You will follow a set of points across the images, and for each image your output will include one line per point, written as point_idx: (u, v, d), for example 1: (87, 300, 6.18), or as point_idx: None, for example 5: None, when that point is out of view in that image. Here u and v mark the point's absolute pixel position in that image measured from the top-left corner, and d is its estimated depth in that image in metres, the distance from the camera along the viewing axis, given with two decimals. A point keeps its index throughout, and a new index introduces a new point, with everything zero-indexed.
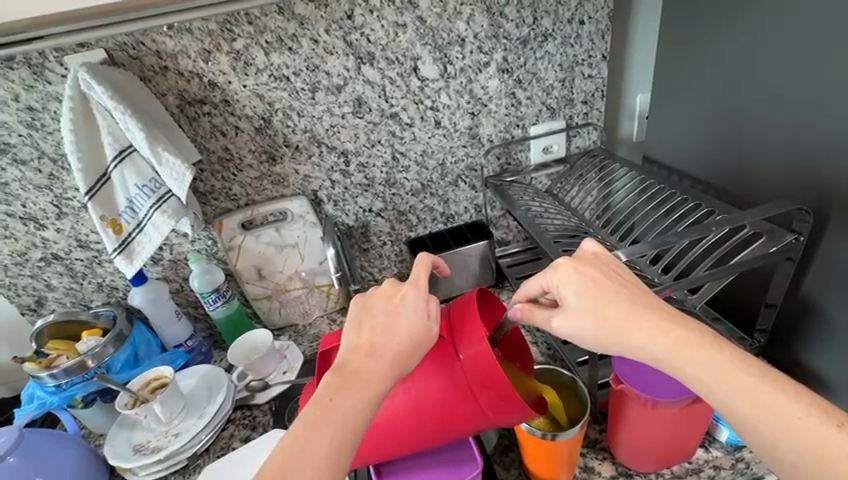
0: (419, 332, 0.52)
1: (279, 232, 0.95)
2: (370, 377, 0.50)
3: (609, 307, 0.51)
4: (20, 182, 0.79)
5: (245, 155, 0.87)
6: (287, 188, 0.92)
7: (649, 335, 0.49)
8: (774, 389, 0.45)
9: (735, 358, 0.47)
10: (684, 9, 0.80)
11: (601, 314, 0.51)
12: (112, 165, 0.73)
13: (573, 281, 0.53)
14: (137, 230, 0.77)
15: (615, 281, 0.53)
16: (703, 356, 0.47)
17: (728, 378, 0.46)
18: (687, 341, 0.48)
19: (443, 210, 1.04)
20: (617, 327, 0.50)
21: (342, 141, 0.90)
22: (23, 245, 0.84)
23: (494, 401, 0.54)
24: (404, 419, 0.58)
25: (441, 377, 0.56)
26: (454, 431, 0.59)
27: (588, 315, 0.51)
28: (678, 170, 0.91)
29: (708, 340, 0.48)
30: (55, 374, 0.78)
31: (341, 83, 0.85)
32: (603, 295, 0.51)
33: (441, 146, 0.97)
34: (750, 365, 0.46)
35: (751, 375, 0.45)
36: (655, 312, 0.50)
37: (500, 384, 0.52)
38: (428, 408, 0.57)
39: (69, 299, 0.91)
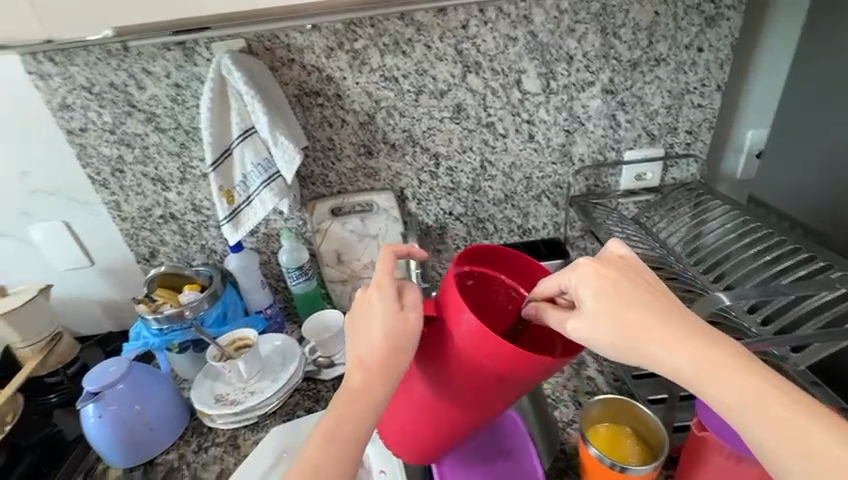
0: (401, 335, 0.51)
1: (363, 222, 1.00)
2: (368, 389, 0.52)
3: (627, 313, 0.46)
4: (156, 147, 0.90)
5: (345, 147, 0.92)
6: (377, 181, 0.97)
7: (670, 346, 0.45)
8: (806, 416, 0.40)
9: (763, 380, 0.42)
10: (823, 45, 0.74)
11: (620, 321, 0.46)
12: (236, 142, 0.82)
13: (589, 280, 0.49)
14: (245, 203, 0.86)
15: (632, 286, 0.48)
16: (728, 374, 0.43)
17: (753, 400, 0.42)
18: (712, 358, 0.44)
19: (521, 223, 1.04)
20: (635, 338, 0.46)
21: (436, 144, 0.94)
22: (149, 203, 0.96)
23: (500, 369, 0.49)
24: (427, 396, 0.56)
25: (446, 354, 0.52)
26: (481, 407, 0.55)
27: (606, 320, 0.47)
28: (789, 217, 0.85)
29: (736, 357, 0.44)
30: (159, 318, 0.90)
31: (445, 88, 0.88)
32: (624, 299, 0.47)
33: (530, 160, 0.97)
34: (783, 390, 0.42)
35: (782, 401, 0.41)
36: (681, 325, 0.46)
37: (504, 357, 0.48)
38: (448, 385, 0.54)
39: (177, 255, 1.03)
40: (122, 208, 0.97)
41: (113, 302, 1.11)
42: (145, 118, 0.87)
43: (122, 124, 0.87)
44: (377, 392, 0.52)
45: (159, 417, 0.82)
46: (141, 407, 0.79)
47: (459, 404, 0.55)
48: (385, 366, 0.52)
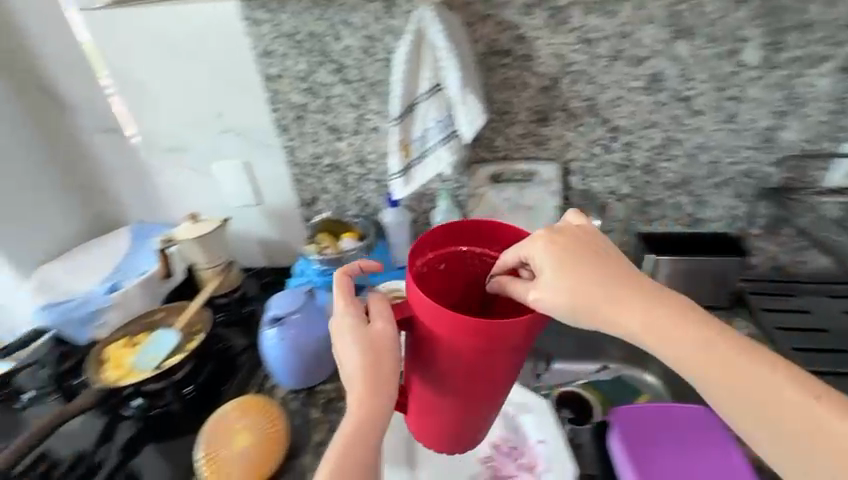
0: (378, 344, 0.54)
1: (520, 191, 0.98)
2: (374, 392, 0.54)
3: (587, 285, 0.51)
4: (339, 98, 0.94)
5: (520, 112, 0.89)
6: (545, 150, 0.94)
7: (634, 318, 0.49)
8: (789, 389, 0.44)
9: (744, 354, 0.46)
10: None
11: (596, 298, 0.50)
12: (423, 96, 0.82)
13: (541, 255, 0.53)
14: (419, 158, 0.87)
15: (607, 266, 0.52)
16: (707, 351, 0.47)
17: (737, 377, 0.45)
18: (691, 337, 0.47)
19: (692, 212, 0.95)
20: (607, 313, 0.50)
21: (618, 116, 0.87)
22: (321, 151, 1.02)
23: (476, 349, 0.50)
24: (424, 382, 0.57)
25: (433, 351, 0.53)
26: (479, 391, 0.55)
27: (583, 297, 0.50)
28: None
29: (715, 332, 0.47)
30: (321, 260, 0.96)
31: (646, 55, 0.81)
32: (581, 271, 0.51)
33: (724, 143, 0.87)
34: (763, 363, 0.46)
35: (762, 374, 0.45)
36: (639, 296, 0.50)
37: (491, 346, 0.50)
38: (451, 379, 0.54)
39: (334, 203, 1.09)
40: (297, 154, 1.03)
41: (270, 240, 1.21)
42: (335, 68, 0.91)
43: (313, 73, 0.92)
44: (381, 388, 0.54)
45: (325, 347, 0.88)
46: (312, 336, 0.86)
47: (458, 390, 0.55)
48: (376, 364, 0.54)
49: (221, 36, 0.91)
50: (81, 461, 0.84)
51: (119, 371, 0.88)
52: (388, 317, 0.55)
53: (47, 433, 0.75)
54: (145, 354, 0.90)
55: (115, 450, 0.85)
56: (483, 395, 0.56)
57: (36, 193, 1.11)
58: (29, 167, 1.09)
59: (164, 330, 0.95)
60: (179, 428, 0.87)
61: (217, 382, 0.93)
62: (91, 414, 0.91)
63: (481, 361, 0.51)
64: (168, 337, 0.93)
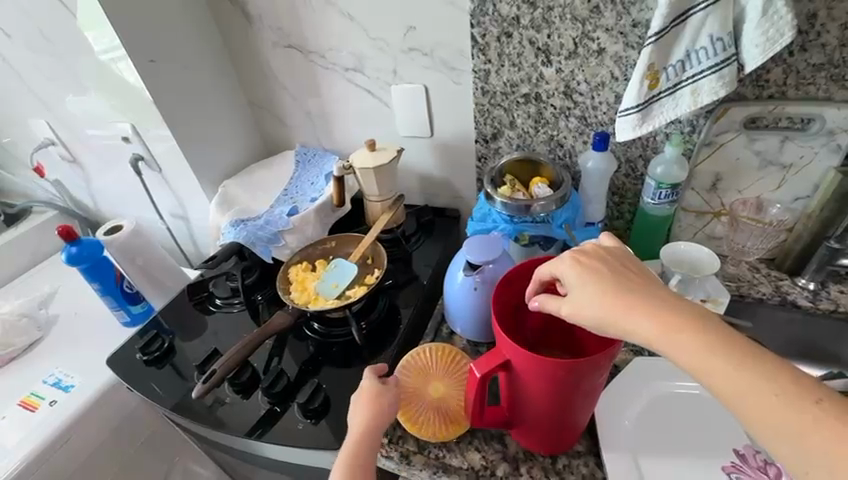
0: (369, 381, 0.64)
1: (782, 143, 0.76)
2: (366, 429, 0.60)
3: (609, 291, 0.47)
4: (563, 9, 0.76)
5: (829, 31, 0.65)
6: (841, 89, 0.69)
7: (648, 323, 0.43)
8: (811, 415, 0.35)
9: (786, 385, 0.37)
10: None
11: (623, 313, 0.45)
12: (702, 4, 0.62)
13: (568, 270, 0.51)
14: (667, 92, 0.69)
15: (615, 274, 0.48)
16: (735, 381, 0.38)
17: (775, 411, 0.36)
18: (716, 360, 0.39)
19: None
20: (627, 326, 0.45)
21: None
22: (519, 77, 0.86)
23: (564, 378, 0.52)
24: (516, 405, 0.58)
25: (526, 382, 0.54)
26: (568, 409, 0.57)
27: (600, 308, 0.47)
28: None
29: (756, 364, 0.38)
30: (508, 204, 0.84)
31: None
32: (609, 286, 0.47)
33: None
34: (812, 400, 0.36)
35: (805, 414, 0.35)
36: (661, 304, 0.44)
37: (573, 372, 0.51)
38: (542, 404, 0.56)
39: (519, 142, 0.94)
40: (489, 80, 0.89)
41: (431, 178, 1.13)
42: None
43: None
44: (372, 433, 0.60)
45: None
46: None
47: (547, 411, 0.57)
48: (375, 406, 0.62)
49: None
50: (280, 380, 0.81)
51: (305, 295, 0.88)
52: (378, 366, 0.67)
53: (251, 348, 0.79)
54: (327, 282, 0.89)
55: (307, 377, 0.83)
56: (568, 416, 0.57)
57: (217, 109, 1.11)
58: (213, 81, 1.10)
59: (341, 260, 0.94)
60: (363, 361, 0.84)
61: (391, 320, 0.90)
62: (279, 335, 0.89)
63: (574, 385, 0.53)
64: (347, 267, 0.91)
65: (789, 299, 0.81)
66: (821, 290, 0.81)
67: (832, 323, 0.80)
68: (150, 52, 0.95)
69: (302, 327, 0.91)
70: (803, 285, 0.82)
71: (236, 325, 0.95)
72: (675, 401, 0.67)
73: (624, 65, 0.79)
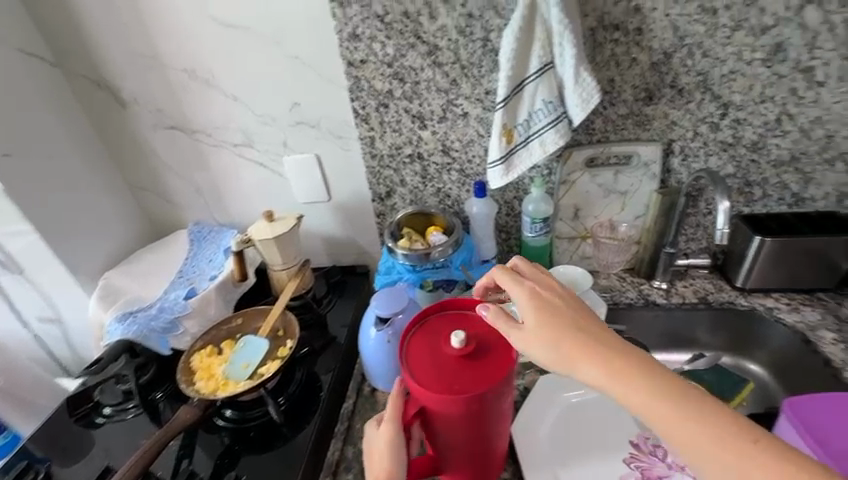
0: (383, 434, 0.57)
1: (616, 176, 0.94)
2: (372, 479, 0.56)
3: (547, 322, 0.52)
4: (428, 83, 0.88)
5: (625, 90, 0.84)
6: (645, 132, 0.89)
7: (566, 351, 0.50)
8: (688, 420, 0.43)
9: (723, 423, 0.42)
10: None
11: (563, 349, 0.50)
12: (531, 77, 0.77)
13: (523, 305, 0.55)
14: (522, 144, 0.82)
15: (562, 317, 0.52)
16: (656, 404, 0.44)
17: (661, 413, 0.44)
18: (645, 394, 0.45)
19: (797, 190, 0.91)
20: (552, 353, 0.50)
21: (731, 91, 0.82)
22: (401, 140, 0.96)
23: (469, 410, 0.55)
24: (435, 449, 0.61)
25: (442, 425, 0.57)
26: (486, 438, 0.60)
27: (534, 335, 0.52)
28: None
29: (671, 391, 0.44)
30: (409, 255, 0.90)
31: (770, 24, 0.76)
32: (546, 320, 0.52)
33: (841, 116, 0.83)
34: (691, 408, 0.43)
35: (686, 419, 0.43)
36: (576, 335, 0.50)
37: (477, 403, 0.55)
38: (462, 442, 0.59)
39: (411, 197, 1.03)
40: (375, 145, 0.97)
41: (336, 238, 1.15)
42: (427, 50, 0.85)
43: (402, 57, 0.86)
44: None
45: None
46: None
47: (469, 447, 0.60)
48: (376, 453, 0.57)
49: (315, 36, 0.88)
50: None
51: (213, 382, 0.82)
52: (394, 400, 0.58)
53: (152, 456, 0.71)
54: (236, 363, 0.84)
55: (223, 473, 0.76)
56: (485, 448, 0.61)
57: (92, 198, 1.04)
58: (84, 168, 1.02)
59: (250, 336, 0.89)
60: (284, 441, 0.80)
61: (311, 391, 0.87)
62: (187, 433, 0.81)
63: (481, 416, 0.57)
64: (258, 344, 0.87)
65: (650, 299, 0.97)
66: (671, 288, 0.99)
67: (683, 313, 0.96)
68: (3, 147, 0.87)
69: (213, 418, 0.83)
70: (658, 286, 0.99)
71: (133, 433, 0.84)
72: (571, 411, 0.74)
73: (486, 125, 0.92)
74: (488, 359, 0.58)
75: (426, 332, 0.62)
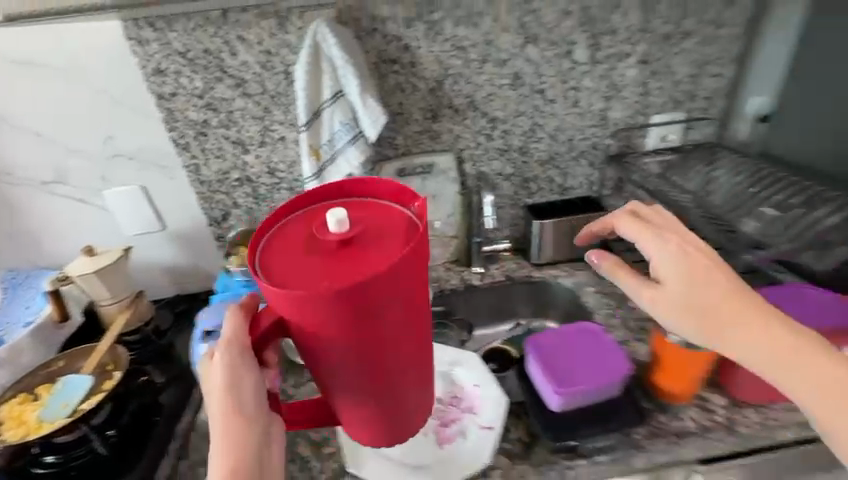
0: (227, 384, 0.53)
1: (424, 182, 1.10)
2: (227, 424, 0.54)
3: (699, 279, 0.63)
4: (242, 112, 0.96)
5: (414, 111, 1.02)
6: (439, 144, 1.07)
7: (677, 296, 0.63)
8: (760, 330, 0.59)
9: (804, 343, 0.58)
10: None
11: (678, 294, 0.63)
12: (325, 104, 0.90)
13: (658, 254, 0.66)
14: (330, 161, 0.94)
15: (705, 269, 0.63)
16: (703, 316, 0.62)
17: (729, 326, 0.60)
18: (732, 316, 0.60)
19: (561, 182, 1.17)
20: (693, 306, 0.62)
21: (493, 109, 1.04)
22: (227, 166, 1.02)
23: (357, 308, 0.47)
24: (319, 372, 0.53)
25: (318, 337, 0.49)
26: (382, 348, 0.51)
27: (666, 289, 0.65)
28: (817, 171, 1.02)
29: (743, 312, 0.60)
30: (244, 270, 0.97)
31: (506, 58, 0.98)
32: (684, 279, 0.63)
33: (573, 124, 1.09)
34: (763, 325, 0.59)
35: (732, 325, 0.60)
36: (714, 286, 0.62)
37: (378, 300, 0.47)
38: (349, 352, 0.50)
39: (247, 217, 1.09)
40: (201, 171, 1.02)
41: (177, 268, 1.14)
42: (234, 83, 0.93)
43: (211, 89, 0.93)
44: (234, 432, 0.54)
45: None
46: None
47: (368, 368, 0.52)
48: (227, 410, 0.54)
49: (119, 72, 0.91)
50: None
51: (25, 428, 0.78)
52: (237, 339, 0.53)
53: None
54: (53, 405, 0.81)
55: None
56: (397, 357, 0.53)
57: None
58: None
59: (71, 376, 0.86)
60: (113, 471, 0.79)
61: (146, 418, 0.87)
62: None
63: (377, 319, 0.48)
64: (79, 381, 0.84)
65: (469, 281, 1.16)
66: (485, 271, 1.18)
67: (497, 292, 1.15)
68: None
69: (28, 466, 0.79)
70: (475, 271, 1.18)
71: None
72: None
73: None
74: (367, 246, 0.50)
75: (299, 222, 0.54)
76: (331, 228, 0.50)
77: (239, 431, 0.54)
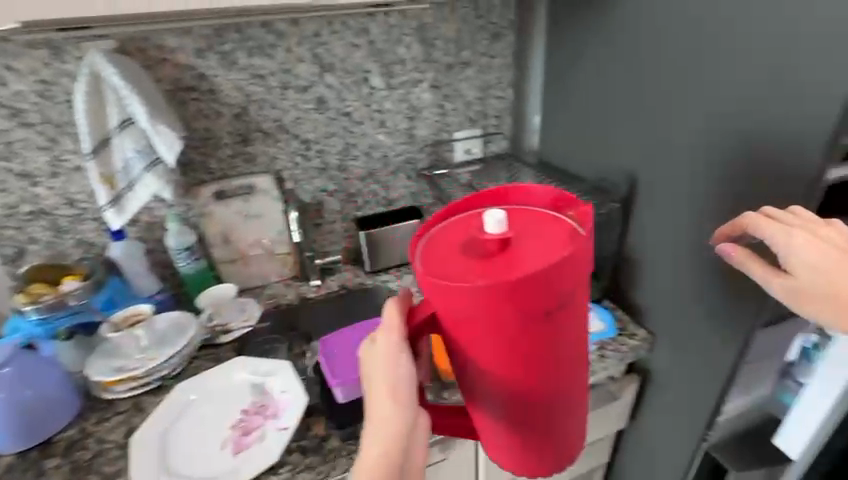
0: (389, 376, 0.53)
1: (246, 202, 1.13)
2: (391, 424, 0.53)
3: (842, 264, 0.64)
4: (23, 142, 0.92)
5: (222, 136, 1.06)
6: (255, 166, 1.12)
7: (844, 273, 0.64)
8: None
9: None
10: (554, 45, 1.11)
11: (834, 273, 0.64)
12: (114, 132, 0.91)
13: (805, 248, 0.65)
14: (127, 188, 0.95)
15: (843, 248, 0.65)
16: None
17: None
18: None
19: (385, 194, 1.28)
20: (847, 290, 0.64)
21: (304, 131, 1.12)
22: (14, 199, 0.96)
23: (535, 304, 0.44)
24: (555, 386, 0.52)
25: (485, 337, 0.47)
26: (548, 355, 0.49)
27: (825, 276, 0.65)
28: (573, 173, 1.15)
29: None
30: (38, 309, 0.90)
31: (306, 84, 1.07)
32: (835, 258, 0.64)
33: (384, 142, 1.21)
34: None
35: None
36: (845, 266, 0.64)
37: (551, 296, 0.44)
38: (500, 352, 0.48)
39: (48, 252, 1.02)
40: None
41: None
42: (9, 113, 0.90)
43: None
44: (391, 427, 0.53)
45: (55, 395, 0.84)
46: (34, 390, 0.81)
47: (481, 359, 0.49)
48: (397, 399, 0.54)
49: None
50: None
51: None
52: (392, 329, 0.53)
53: None
54: None
55: None
56: (547, 365, 0.49)
57: None
58: None
59: None
60: None
61: None
62: None
63: (490, 326, 0.46)
64: None
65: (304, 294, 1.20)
66: (321, 284, 1.24)
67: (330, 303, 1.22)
68: None
69: None
70: (312, 284, 1.23)
71: None
72: (187, 419, 0.85)
73: None
74: (528, 247, 0.47)
75: (455, 227, 0.52)
76: (490, 229, 0.47)
77: (388, 411, 0.53)
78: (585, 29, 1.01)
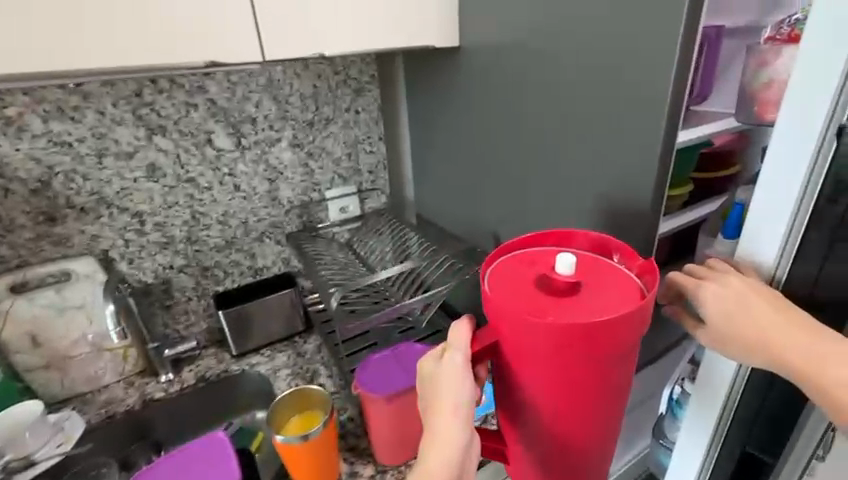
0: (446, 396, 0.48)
1: (58, 294, 0.90)
2: (452, 448, 0.47)
3: (758, 316, 0.49)
4: None
5: (17, 216, 0.86)
6: (70, 248, 0.92)
7: (761, 330, 0.49)
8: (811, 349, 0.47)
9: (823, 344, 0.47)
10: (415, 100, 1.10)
11: (750, 331, 0.49)
12: None
13: (715, 298, 0.52)
14: None
15: (760, 298, 0.49)
16: (801, 355, 0.47)
17: (794, 355, 0.47)
18: (803, 343, 0.47)
19: (250, 263, 1.13)
20: (769, 350, 0.49)
21: (135, 203, 0.95)
22: None
23: (586, 342, 0.42)
24: (591, 420, 0.49)
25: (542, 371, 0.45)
26: (605, 390, 0.47)
27: (739, 332, 0.50)
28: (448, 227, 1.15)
29: (803, 330, 0.48)
30: None
31: (131, 150, 0.92)
32: (749, 309, 0.49)
33: (242, 207, 1.07)
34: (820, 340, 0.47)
35: (806, 353, 0.47)
36: (770, 319, 0.49)
37: (609, 339, 0.43)
38: (574, 392, 0.46)
39: None
40: None
41: None
42: None
43: None
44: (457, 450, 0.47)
45: None
46: None
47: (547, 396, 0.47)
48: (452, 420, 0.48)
49: None
50: None
51: None
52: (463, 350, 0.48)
53: None
54: None
55: None
56: (593, 404, 0.48)
57: None
58: None
59: None
60: None
61: None
62: None
63: (559, 361, 0.44)
64: None
65: (148, 396, 0.98)
66: (175, 378, 1.03)
67: (189, 399, 1.00)
68: None
69: None
70: (162, 380, 1.02)
71: None
72: None
73: None
74: (602, 288, 0.47)
75: (513, 264, 0.51)
76: (562, 269, 0.47)
77: (444, 444, 0.47)
78: (435, 88, 1.01)
